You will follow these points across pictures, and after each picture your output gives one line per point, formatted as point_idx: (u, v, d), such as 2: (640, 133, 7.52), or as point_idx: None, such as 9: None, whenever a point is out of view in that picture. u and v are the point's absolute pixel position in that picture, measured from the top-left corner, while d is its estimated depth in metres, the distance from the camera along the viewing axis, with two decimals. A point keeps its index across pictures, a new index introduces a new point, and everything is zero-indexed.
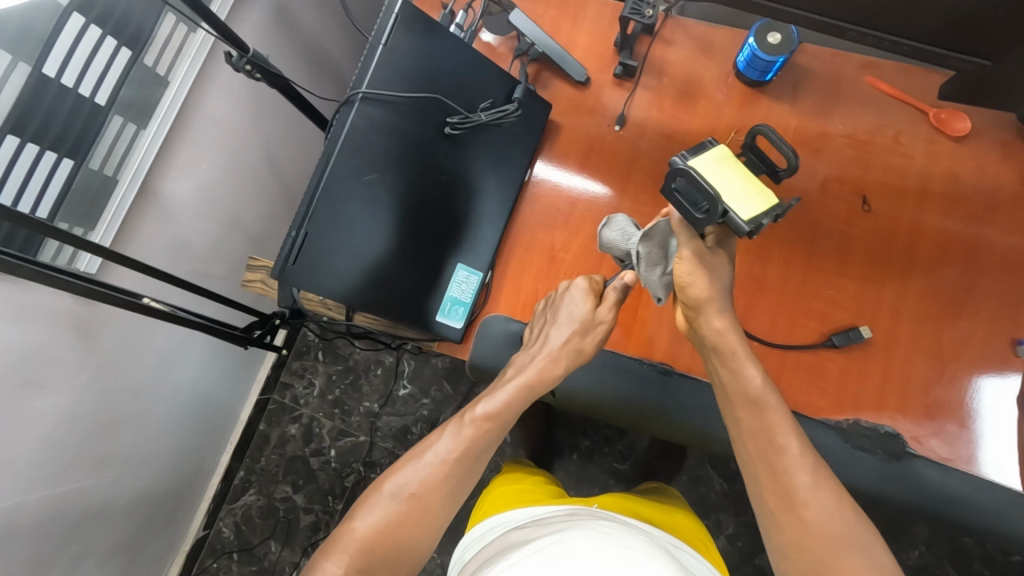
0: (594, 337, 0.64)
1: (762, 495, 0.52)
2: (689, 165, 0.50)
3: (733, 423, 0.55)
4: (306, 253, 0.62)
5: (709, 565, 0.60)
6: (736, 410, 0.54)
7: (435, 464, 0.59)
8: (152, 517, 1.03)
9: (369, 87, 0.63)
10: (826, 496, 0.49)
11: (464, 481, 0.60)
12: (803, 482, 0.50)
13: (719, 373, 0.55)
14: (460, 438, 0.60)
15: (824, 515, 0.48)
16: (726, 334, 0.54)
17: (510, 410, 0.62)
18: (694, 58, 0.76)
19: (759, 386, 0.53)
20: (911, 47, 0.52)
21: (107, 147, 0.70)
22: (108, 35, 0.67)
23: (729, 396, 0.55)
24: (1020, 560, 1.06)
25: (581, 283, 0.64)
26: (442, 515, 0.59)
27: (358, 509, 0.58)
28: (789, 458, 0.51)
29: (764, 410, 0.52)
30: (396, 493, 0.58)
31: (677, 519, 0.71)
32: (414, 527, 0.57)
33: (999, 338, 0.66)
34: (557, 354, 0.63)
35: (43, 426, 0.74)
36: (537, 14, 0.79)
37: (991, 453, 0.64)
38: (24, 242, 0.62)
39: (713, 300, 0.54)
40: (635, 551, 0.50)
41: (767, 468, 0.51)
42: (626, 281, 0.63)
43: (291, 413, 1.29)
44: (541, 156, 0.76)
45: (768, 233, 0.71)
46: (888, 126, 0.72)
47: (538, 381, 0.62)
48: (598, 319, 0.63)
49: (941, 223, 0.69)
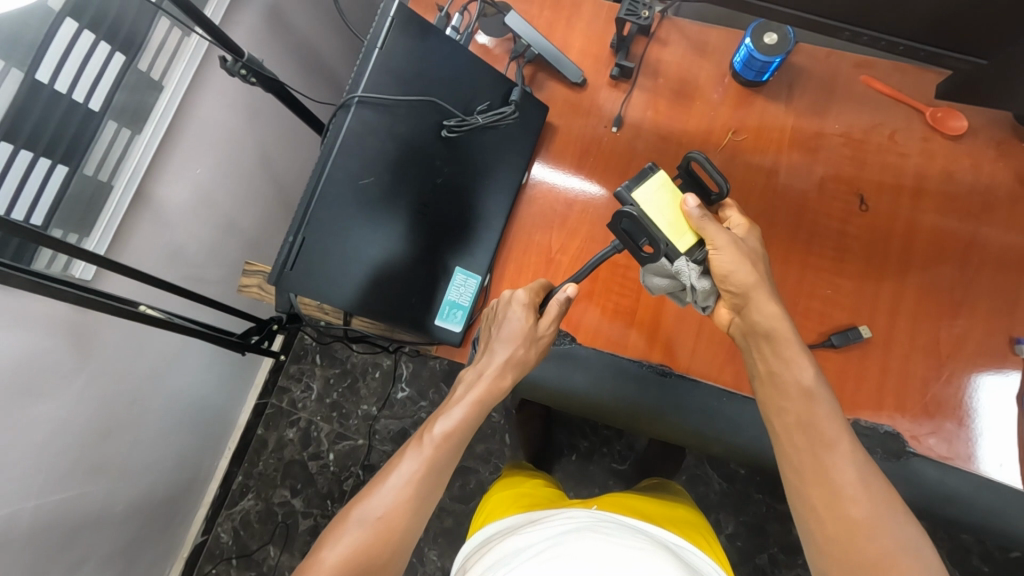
0: (538, 347, 0.64)
1: (807, 493, 0.50)
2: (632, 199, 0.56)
3: (776, 419, 0.53)
4: (303, 258, 0.62)
5: (712, 563, 0.59)
6: (785, 399, 0.52)
7: (399, 487, 0.58)
8: (149, 524, 1.03)
9: (365, 91, 0.63)
10: (871, 496, 0.48)
11: (427, 502, 0.59)
12: (852, 480, 0.48)
13: (768, 364, 0.54)
14: (420, 459, 0.59)
15: (870, 514, 0.47)
16: (774, 322, 0.53)
17: (466, 426, 0.62)
18: (690, 58, 0.76)
19: (808, 371, 0.52)
20: (906, 47, 0.52)
21: (101, 153, 0.69)
22: (101, 41, 0.66)
23: (777, 387, 0.53)
24: (1019, 556, 1.07)
25: (523, 296, 0.64)
26: (408, 537, 0.57)
27: (325, 540, 0.56)
28: (836, 455, 0.49)
29: (816, 400, 0.51)
30: (362, 519, 0.56)
31: (680, 516, 0.70)
32: (380, 552, 0.55)
33: (996, 336, 0.66)
34: (503, 371, 0.63)
35: (39, 434, 0.74)
36: (532, 15, 0.78)
37: (991, 452, 0.64)
38: (17, 250, 0.62)
39: (759, 286, 0.54)
40: (641, 554, 0.49)
41: (814, 462, 0.50)
42: (568, 294, 0.62)
43: (289, 417, 1.28)
44: (539, 158, 0.76)
45: (765, 232, 0.71)
46: (884, 125, 0.72)
47: (489, 395, 0.62)
48: (540, 333, 0.64)
49: (937, 222, 0.69)
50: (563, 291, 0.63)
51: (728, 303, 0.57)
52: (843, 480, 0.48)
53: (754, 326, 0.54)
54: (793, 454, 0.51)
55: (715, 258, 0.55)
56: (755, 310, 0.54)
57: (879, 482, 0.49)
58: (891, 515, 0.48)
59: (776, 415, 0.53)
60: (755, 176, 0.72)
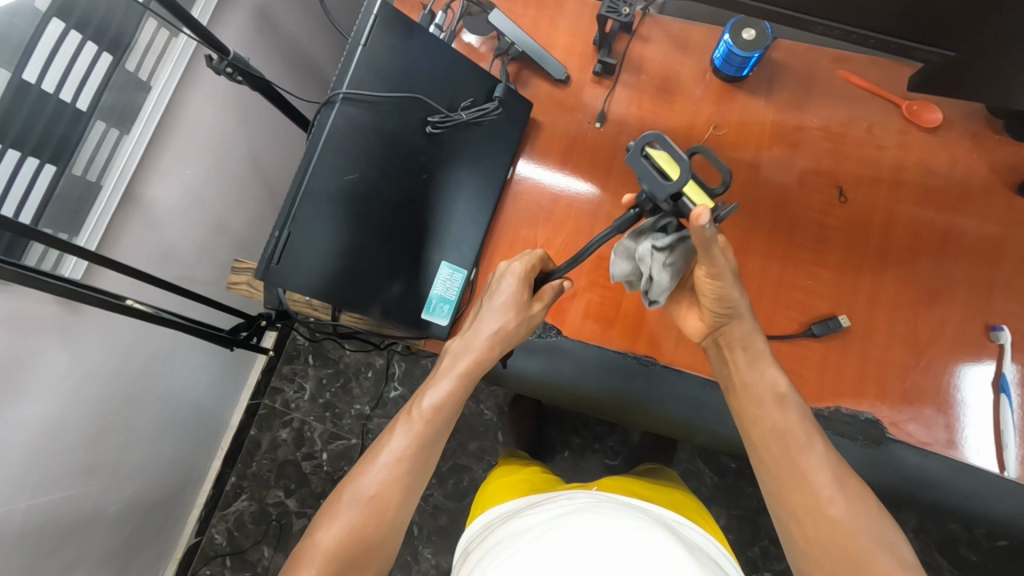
0: (527, 320, 0.67)
1: (786, 498, 0.56)
2: (643, 168, 0.50)
3: (751, 426, 0.59)
4: (291, 253, 0.63)
5: (709, 536, 0.61)
6: (762, 408, 0.58)
7: (390, 463, 0.60)
8: (141, 526, 1.02)
9: (349, 87, 0.64)
10: (846, 494, 0.53)
11: (420, 475, 0.62)
12: (826, 481, 0.54)
13: (742, 376, 0.60)
14: (411, 432, 0.62)
15: (849, 513, 0.52)
16: (752, 336, 0.60)
17: (453, 399, 0.65)
18: (672, 55, 0.77)
19: (780, 380, 0.59)
20: (878, 40, 0.53)
21: (90, 153, 0.70)
22: (88, 41, 0.67)
23: (755, 395, 0.59)
24: (1005, 544, 1.08)
25: (519, 266, 0.65)
26: (401, 514, 0.60)
27: (320, 521, 0.58)
28: (809, 459, 0.55)
29: (788, 405, 0.58)
30: (356, 499, 0.59)
31: (673, 497, 0.71)
32: (374, 529, 0.58)
33: (974, 325, 0.68)
34: (491, 342, 0.65)
35: (29, 435, 0.74)
36: (516, 13, 0.80)
37: (971, 437, 0.65)
38: (8, 246, 0.63)
39: (745, 310, 0.58)
40: (640, 529, 0.50)
41: (790, 470, 0.56)
42: (562, 283, 0.67)
43: (282, 417, 1.29)
44: (524, 154, 0.77)
45: (746, 225, 0.72)
46: (861, 119, 0.73)
47: (475, 368, 0.65)
48: (534, 313, 0.67)
49: (915, 213, 0.71)
50: (557, 281, 0.67)
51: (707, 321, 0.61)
52: (819, 481, 0.54)
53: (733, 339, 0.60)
54: (771, 464, 0.57)
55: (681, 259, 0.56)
56: (737, 330, 0.60)
57: (851, 482, 0.54)
58: (867, 512, 0.52)
59: (751, 423, 0.59)
60: (738, 170, 0.73)
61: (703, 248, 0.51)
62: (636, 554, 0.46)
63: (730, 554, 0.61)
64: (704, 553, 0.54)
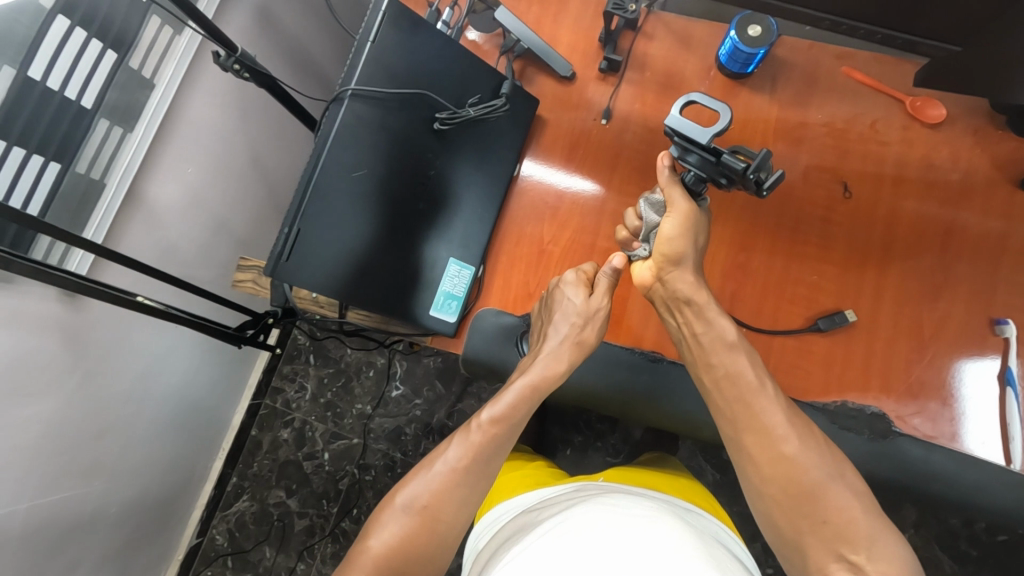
0: (594, 327, 0.67)
1: (741, 440, 0.59)
2: (679, 138, 0.55)
3: (704, 372, 0.62)
4: (301, 251, 0.62)
5: (720, 523, 0.61)
6: (715, 356, 0.60)
7: (444, 473, 0.61)
8: (142, 527, 1.02)
9: (357, 84, 0.64)
10: (797, 431, 0.57)
11: (475, 489, 0.62)
12: (780, 421, 0.57)
13: (693, 326, 0.62)
14: (468, 444, 0.63)
15: (801, 449, 0.56)
16: (693, 291, 0.61)
17: (517, 414, 0.64)
18: (676, 52, 0.77)
19: (731, 327, 0.60)
20: (885, 35, 0.54)
21: (94, 150, 0.69)
22: (93, 38, 0.67)
23: (706, 345, 0.61)
24: (1005, 539, 1.09)
25: (570, 277, 0.67)
26: (456, 526, 0.61)
27: (373, 527, 0.60)
28: (761, 399, 0.58)
29: (739, 350, 0.60)
30: (408, 507, 0.60)
31: (680, 484, 0.71)
32: (427, 538, 0.59)
33: (978, 319, 0.68)
34: (559, 350, 0.66)
35: (29, 435, 0.73)
36: (521, 11, 0.80)
37: (974, 431, 0.66)
38: (15, 238, 0.62)
39: (689, 259, 0.61)
40: (649, 519, 0.50)
41: (743, 409, 0.58)
42: (614, 264, 0.66)
43: (283, 417, 1.28)
44: (528, 154, 0.77)
45: (751, 224, 0.72)
46: (864, 116, 0.74)
47: (542, 381, 0.65)
48: (595, 308, 0.66)
49: (917, 208, 0.71)
50: (610, 263, 0.66)
51: (655, 267, 0.63)
52: (773, 423, 0.57)
53: (676, 294, 0.61)
54: (726, 410, 0.60)
55: (663, 225, 0.60)
56: (678, 279, 0.61)
57: (800, 421, 0.58)
58: (816, 447, 0.57)
59: (705, 369, 0.62)
60: None
61: (668, 193, 0.61)
62: (643, 542, 0.46)
63: (737, 535, 0.61)
64: (715, 541, 0.54)
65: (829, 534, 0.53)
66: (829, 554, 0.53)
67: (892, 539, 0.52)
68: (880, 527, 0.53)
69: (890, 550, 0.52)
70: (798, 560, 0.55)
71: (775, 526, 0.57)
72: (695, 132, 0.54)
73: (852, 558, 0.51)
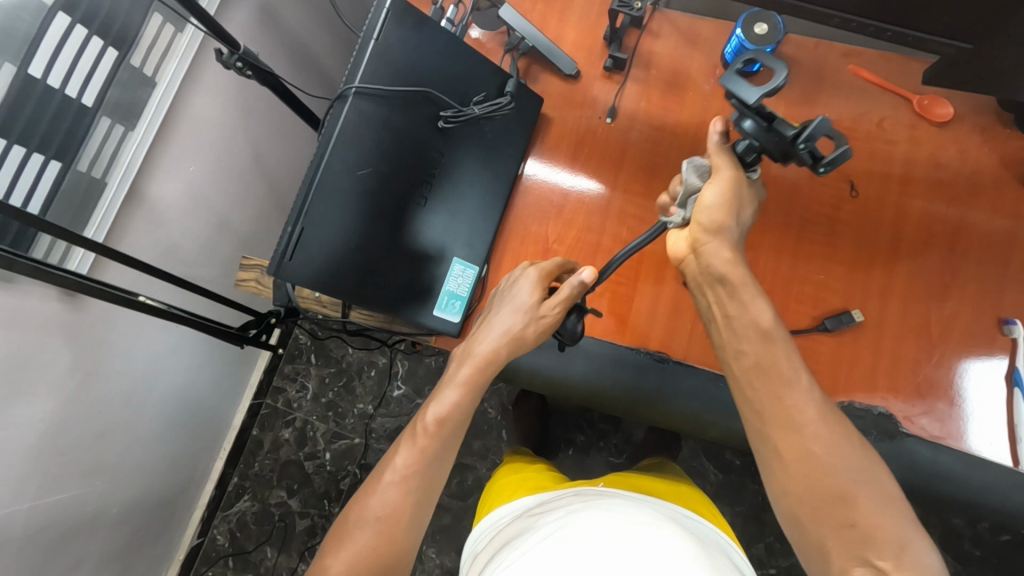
0: (538, 327, 0.65)
1: (768, 433, 0.54)
2: (735, 99, 0.55)
3: (732, 360, 0.57)
4: (303, 250, 0.62)
5: (715, 527, 0.61)
6: (746, 340, 0.56)
7: (394, 484, 0.60)
8: (143, 527, 1.01)
9: (361, 82, 0.63)
10: (829, 430, 0.53)
11: (425, 496, 0.61)
12: (812, 417, 0.53)
13: (725, 307, 0.58)
14: (415, 448, 0.62)
15: (830, 448, 0.52)
16: (728, 269, 0.57)
17: (459, 411, 0.64)
18: (682, 50, 0.77)
19: (767, 312, 0.56)
20: (894, 33, 0.54)
21: (95, 148, 0.69)
22: (94, 35, 0.66)
23: (737, 329, 0.57)
24: (1008, 539, 1.09)
25: (530, 275, 0.66)
26: (412, 537, 0.59)
27: (329, 548, 0.57)
28: (794, 393, 0.54)
29: (774, 339, 0.55)
30: (362, 522, 0.58)
31: (679, 489, 0.71)
32: (386, 555, 0.56)
33: (987, 318, 0.68)
34: (500, 342, 0.65)
35: (30, 435, 0.73)
36: (525, 9, 0.79)
37: (981, 431, 0.66)
38: (16, 237, 0.62)
39: (731, 233, 0.58)
40: (651, 524, 0.50)
41: (773, 401, 0.54)
42: (583, 278, 0.64)
43: (285, 417, 1.27)
44: (534, 153, 0.76)
45: (759, 222, 0.72)
46: (871, 114, 0.73)
47: (478, 376, 0.65)
48: (543, 311, 0.65)
49: (925, 207, 0.71)
50: (579, 275, 0.64)
51: (690, 238, 0.60)
52: (803, 417, 0.53)
53: (708, 270, 0.58)
54: (755, 401, 0.55)
55: (706, 192, 0.57)
56: (713, 253, 0.58)
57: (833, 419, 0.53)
58: (848, 446, 0.52)
59: (732, 356, 0.57)
60: None
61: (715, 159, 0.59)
62: (645, 548, 0.46)
63: (735, 542, 0.60)
64: (713, 547, 0.54)
65: (855, 540, 0.49)
66: (852, 558, 0.48)
67: (920, 545, 0.48)
68: (909, 535, 0.48)
69: (920, 558, 0.47)
70: (818, 561, 0.51)
71: (796, 525, 0.52)
72: (748, 92, 0.53)
73: (879, 564, 0.47)
